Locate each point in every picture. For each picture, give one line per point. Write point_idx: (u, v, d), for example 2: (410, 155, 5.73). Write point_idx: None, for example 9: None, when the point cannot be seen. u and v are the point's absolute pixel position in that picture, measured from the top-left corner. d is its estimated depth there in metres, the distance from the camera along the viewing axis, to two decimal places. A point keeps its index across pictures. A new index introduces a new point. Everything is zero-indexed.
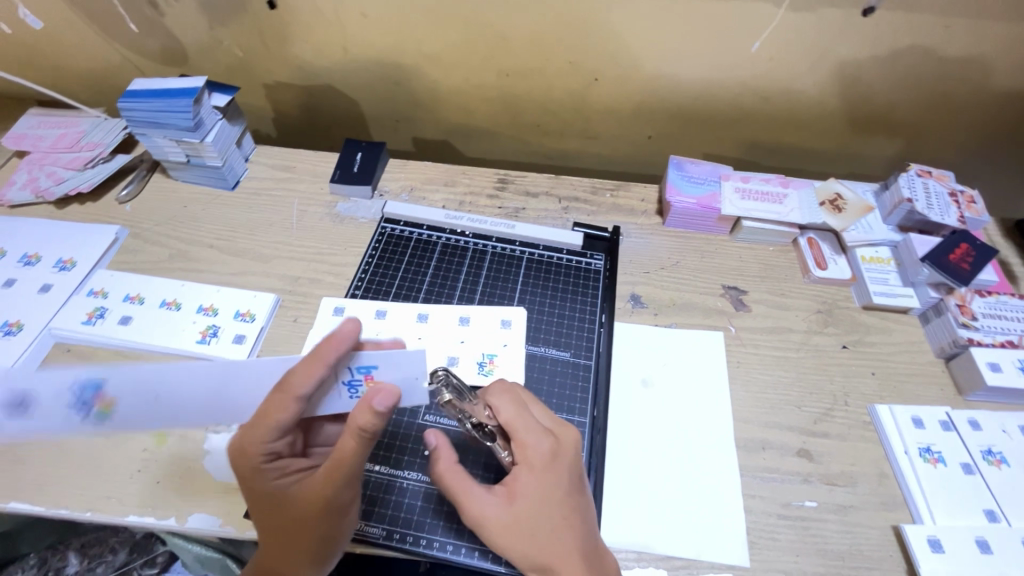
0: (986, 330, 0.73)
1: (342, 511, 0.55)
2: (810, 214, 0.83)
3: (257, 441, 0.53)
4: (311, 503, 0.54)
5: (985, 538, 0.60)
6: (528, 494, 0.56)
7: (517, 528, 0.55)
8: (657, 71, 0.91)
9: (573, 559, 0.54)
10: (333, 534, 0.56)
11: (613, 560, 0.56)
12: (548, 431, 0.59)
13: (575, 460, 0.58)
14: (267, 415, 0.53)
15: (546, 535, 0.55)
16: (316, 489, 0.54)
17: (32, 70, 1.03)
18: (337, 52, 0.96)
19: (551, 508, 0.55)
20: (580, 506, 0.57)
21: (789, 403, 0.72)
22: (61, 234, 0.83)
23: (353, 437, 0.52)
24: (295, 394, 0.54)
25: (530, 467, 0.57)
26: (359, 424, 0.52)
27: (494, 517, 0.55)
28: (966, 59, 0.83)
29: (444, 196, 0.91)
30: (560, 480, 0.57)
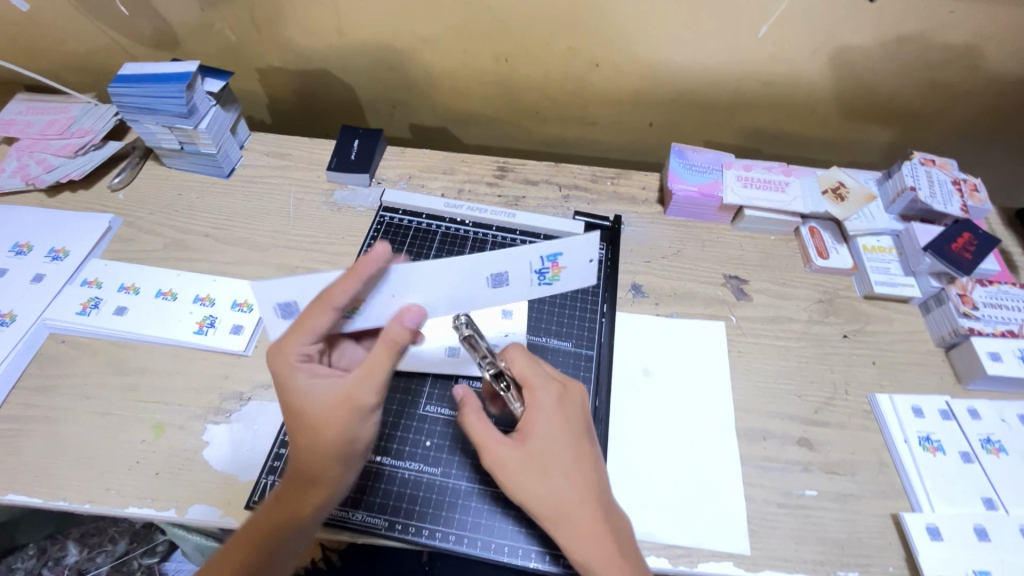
0: (986, 320, 0.73)
1: (364, 415, 0.54)
2: (812, 203, 0.82)
3: (294, 342, 0.54)
4: (336, 404, 0.53)
5: (983, 526, 0.61)
6: (541, 437, 0.56)
7: (533, 469, 0.54)
8: (659, 57, 0.89)
9: (585, 504, 0.53)
10: (356, 440, 0.54)
11: (627, 525, 0.55)
12: (557, 380, 0.59)
13: (582, 408, 0.58)
14: (306, 320, 0.54)
15: (559, 478, 0.54)
16: (344, 391, 0.53)
17: (19, 53, 1.01)
18: (333, 36, 0.94)
19: (562, 451, 0.55)
20: (590, 454, 0.56)
21: (790, 393, 0.72)
22: (53, 222, 0.81)
23: (388, 350, 0.54)
24: (333, 304, 0.53)
25: (540, 410, 0.57)
26: (394, 337, 0.54)
27: (512, 459, 0.55)
28: (970, 45, 0.82)
29: (443, 183, 0.90)
30: (570, 424, 0.57)
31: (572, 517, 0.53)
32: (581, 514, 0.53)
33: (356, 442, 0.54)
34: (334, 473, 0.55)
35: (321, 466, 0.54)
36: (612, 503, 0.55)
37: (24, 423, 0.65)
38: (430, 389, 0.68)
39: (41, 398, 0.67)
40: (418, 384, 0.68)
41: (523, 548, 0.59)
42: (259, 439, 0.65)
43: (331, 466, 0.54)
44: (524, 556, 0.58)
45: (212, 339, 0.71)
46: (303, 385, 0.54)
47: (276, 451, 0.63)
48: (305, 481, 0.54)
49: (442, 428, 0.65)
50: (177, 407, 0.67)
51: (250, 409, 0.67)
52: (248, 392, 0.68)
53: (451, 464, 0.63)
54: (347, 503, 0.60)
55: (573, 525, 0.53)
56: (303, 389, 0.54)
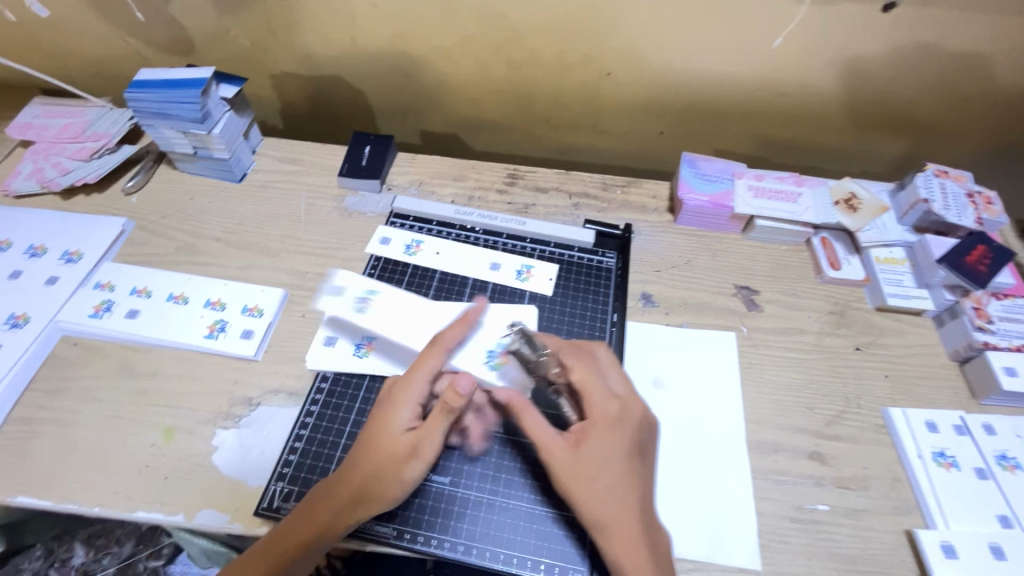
0: (1001, 334, 0.72)
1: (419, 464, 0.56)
2: (824, 214, 0.82)
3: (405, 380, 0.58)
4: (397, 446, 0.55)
5: (998, 544, 0.60)
6: (593, 448, 0.56)
7: (581, 477, 0.55)
8: (670, 66, 0.89)
9: (628, 518, 0.53)
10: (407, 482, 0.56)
11: (666, 539, 0.55)
12: (617, 397, 0.59)
13: (640, 426, 0.58)
14: (423, 358, 0.59)
15: (606, 490, 0.54)
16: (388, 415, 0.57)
17: (37, 57, 1.02)
18: (346, 43, 0.94)
19: (612, 465, 0.55)
20: (640, 473, 0.56)
21: (801, 406, 0.71)
22: (67, 225, 0.82)
23: (443, 413, 0.54)
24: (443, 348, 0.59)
25: (596, 423, 0.57)
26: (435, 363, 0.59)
27: (561, 458, 0.55)
28: (985, 57, 0.81)
29: (454, 190, 0.90)
30: (627, 442, 0.56)
31: (615, 527, 0.53)
32: (623, 525, 0.53)
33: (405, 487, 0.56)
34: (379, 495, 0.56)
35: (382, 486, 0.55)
36: (654, 518, 0.55)
37: (35, 424, 0.65)
38: None
39: (53, 400, 0.67)
40: None
41: (531, 559, 0.58)
42: (268, 443, 0.65)
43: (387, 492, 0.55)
44: (532, 567, 0.58)
45: (222, 344, 0.71)
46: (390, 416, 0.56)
47: (284, 457, 0.63)
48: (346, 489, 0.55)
49: (452, 437, 0.65)
50: (187, 411, 0.67)
51: (258, 414, 0.67)
52: (257, 396, 0.68)
53: (459, 473, 0.63)
54: None
55: (614, 536, 0.53)
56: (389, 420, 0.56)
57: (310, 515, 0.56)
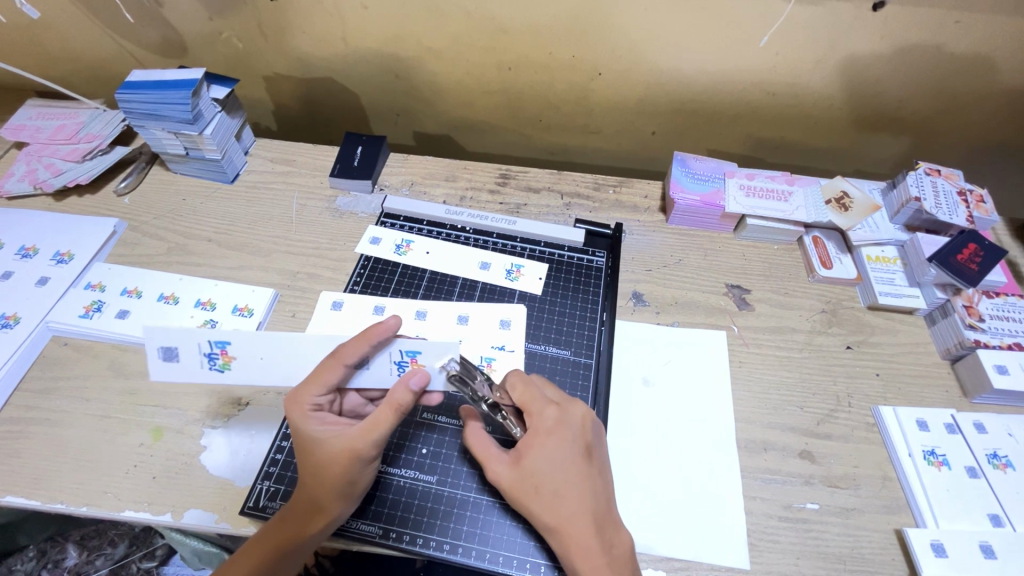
0: (992, 332, 0.72)
1: (363, 466, 0.56)
2: (815, 213, 0.81)
3: (307, 393, 0.57)
4: (336, 453, 0.55)
5: (988, 542, 0.59)
6: (536, 460, 0.56)
7: (527, 489, 0.56)
8: (661, 66, 0.90)
9: (580, 521, 0.54)
10: (357, 483, 0.57)
11: (624, 536, 0.56)
12: (552, 404, 0.59)
13: (582, 429, 0.58)
14: (320, 374, 0.57)
15: (554, 499, 0.55)
16: (347, 443, 0.55)
17: (32, 60, 1.03)
18: (338, 44, 0.94)
19: (556, 475, 0.56)
20: (588, 474, 0.57)
21: (792, 404, 0.71)
22: (59, 226, 0.82)
23: (393, 413, 0.55)
24: (342, 361, 0.57)
25: (537, 434, 0.57)
26: (398, 400, 0.55)
27: (505, 476, 0.57)
28: (976, 55, 0.81)
29: (445, 190, 0.90)
30: (571, 446, 0.57)
31: (567, 532, 0.54)
32: (575, 529, 0.54)
33: (357, 485, 0.57)
34: (334, 505, 0.56)
35: (328, 495, 0.55)
36: (610, 515, 0.56)
37: (24, 424, 0.65)
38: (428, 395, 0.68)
39: (42, 400, 0.67)
40: None
41: (518, 558, 0.58)
42: (258, 442, 0.65)
43: (337, 499, 0.56)
44: (518, 566, 0.58)
45: None
46: (314, 429, 0.57)
47: (272, 456, 0.63)
48: (305, 509, 0.56)
49: (439, 435, 0.65)
50: (176, 411, 0.67)
51: (247, 414, 0.67)
52: (246, 396, 0.68)
53: (447, 472, 0.63)
54: None
55: (568, 540, 0.54)
56: (313, 433, 0.56)
57: (274, 532, 0.56)
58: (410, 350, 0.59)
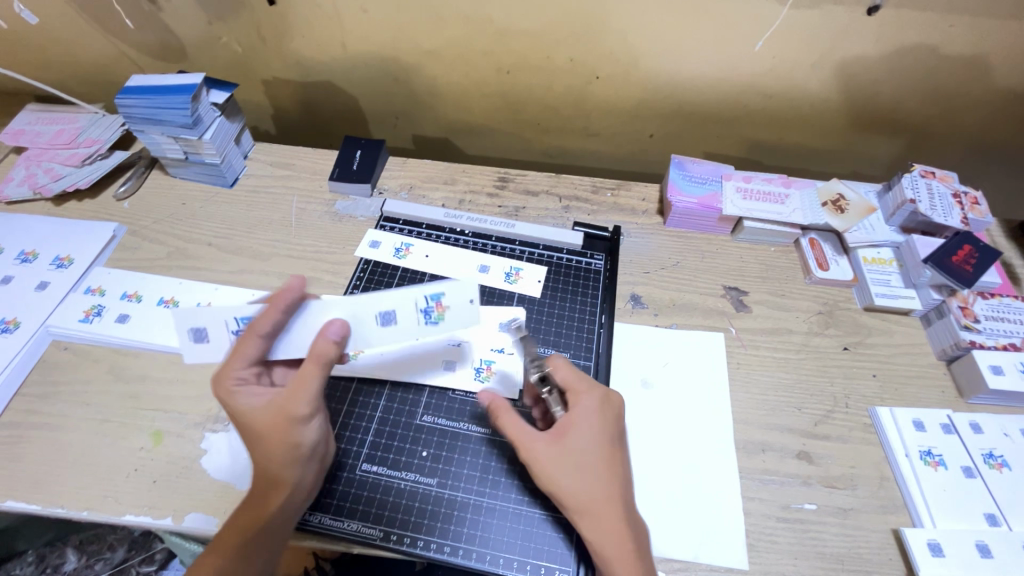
0: (988, 332, 0.72)
1: (301, 425, 0.55)
2: (812, 215, 0.82)
3: (230, 368, 0.57)
4: (269, 420, 0.55)
5: (985, 542, 0.60)
6: (578, 438, 0.57)
7: (566, 464, 0.56)
8: (658, 70, 0.90)
9: (612, 502, 0.54)
10: (302, 447, 0.55)
11: (645, 528, 0.56)
12: (602, 386, 0.60)
13: (620, 416, 0.59)
14: (238, 347, 0.57)
15: (590, 475, 0.55)
16: (278, 404, 0.55)
17: (31, 65, 1.03)
18: (336, 49, 0.95)
19: (596, 452, 0.56)
20: (620, 460, 0.57)
21: (790, 406, 0.71)
22: (58, 230, 0.82)
23: (318, 367, 0.55)
24: (255, 331, 0.57)
25: (585, 411, 0.58)
26: (319, 353, 0.55)
27: (547, 450, 0.57)
28: (969, 58, 0.82)
29: (444, 194, 0.91)
30: (605, 428, 0.58)
31: (598, 511, 0.54)
32: (607, 509, 0.54)
33: (302, 448, 0.55)
34: (286, 475, 0.55)
35: (277, 468, 0.55)
36: (634, 504, 0.56)
37: (25, 429, 0.65)
38: (428, 398, 0.68)
39: (42, 405, 0.67)
40: (416, 394, 0.69)
41: (518, 560, 0.59)
42: None
43: (287, 469, 0.55)
44: (518, 568, 0.58)
45: None
46: (242, 403, 0.56)
47: None
48: (260, 486, 0.55)
49: (439, 437, 0.66)
50: (176, 415, 0.67)
51: None
52: None
53: (446, 474, 0.63)
54: (342, 514, 0.60)
55: (598, 519, 0.54)
56: (241, 407, 0.56)
57: (239, 522, 0.55)
58: (432, 295, 0.60)
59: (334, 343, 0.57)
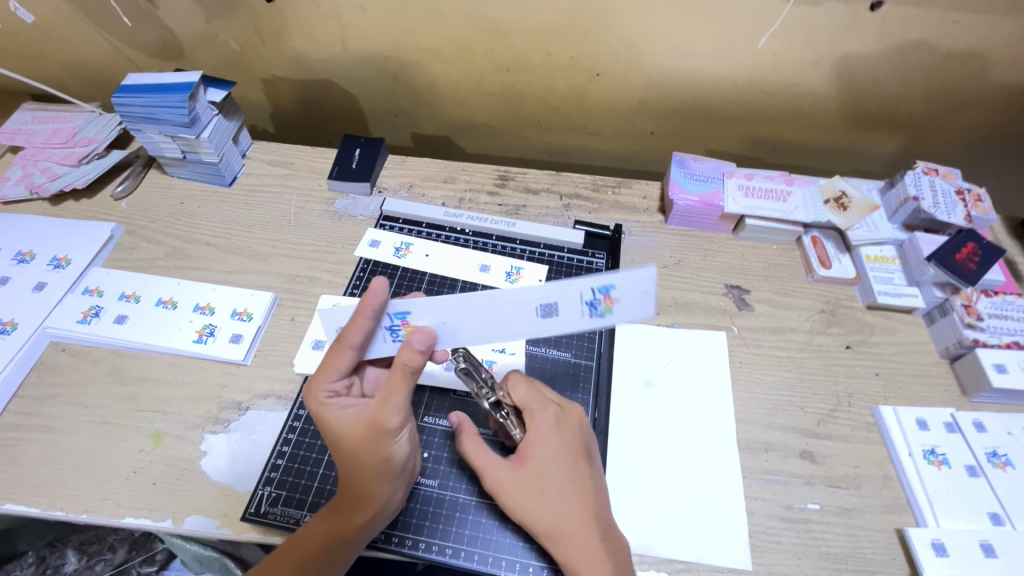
0: (991, 331, 0.72)
1: (393, 438, 0.54)
2: (815, 213, 0.81)
3: (322, 381, 0.55)
4: (363, 430, 0.54)
5: (989, 541, 0.60)
6: (538, 460, 0.57)
7: (531, 491, 0.56)
8: (659, 67, 0.90)
9: (580, 522, 0.55)
10: (392, 461, 0.55)
11: (623, 540, 0.56)
12: (555, 404, 0.61)
13: (582, 431, 0.59)
14: (330, 361, 0.55)
15: (555, 498, 0.56)
16: (368, 416, 0.54)
17: (26, 63, 1.02)
18: (335, 46, 0.94)
19: (559, 475, 0.57)
20: (587, 476, 0.57)
21: (792, 405, 0.71)
22: (55, 230, 0.82)
23: (404, 374, 0.53)
24: (348, 344, 0.53)
25: (539, 434, 0.58)
26: (405, 362, 0.52)
27: (508, 479, 0.57)
28: (973, 54, 0.82)
29: (444, 192, 0.90)
30: (565, 447, 0.58)
31: (568, 535, 0.54)
32: (574, 529, 0.54)
33: (393, 462, 0.55)
34: (376, 492, 0.55)
35: (366, 484, 0.54)
36: (609, 518, 0.56)
37: (23, 431, 0.65)
38: (429, 399, 0.68)
39: (40, 407, 0.67)
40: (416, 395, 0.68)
41: (519, 562, 0.58)
42: (258, 447, 0.65)
43: (377, 484, 0.55)
44: (520, 570, 0.58)
45: (211, 348, 0.71)
46: (335, 415, 0.55)
47: (272, 462, 0.63)
48: (350, 500, 0.55)
49: (441, 439, 0.65)
50: (176, 417, 0.66)
51: (247, 419, 0.67)
52: (246, 401, 0.68)
53: (447, 476, 0.63)
54: None
55: (570, 543, 0.54)
56: (335, 419, 0.55)
57: (318, 532, 0.55)
58: (398, 312, 0.53)
59: (419, 352, 0.52)
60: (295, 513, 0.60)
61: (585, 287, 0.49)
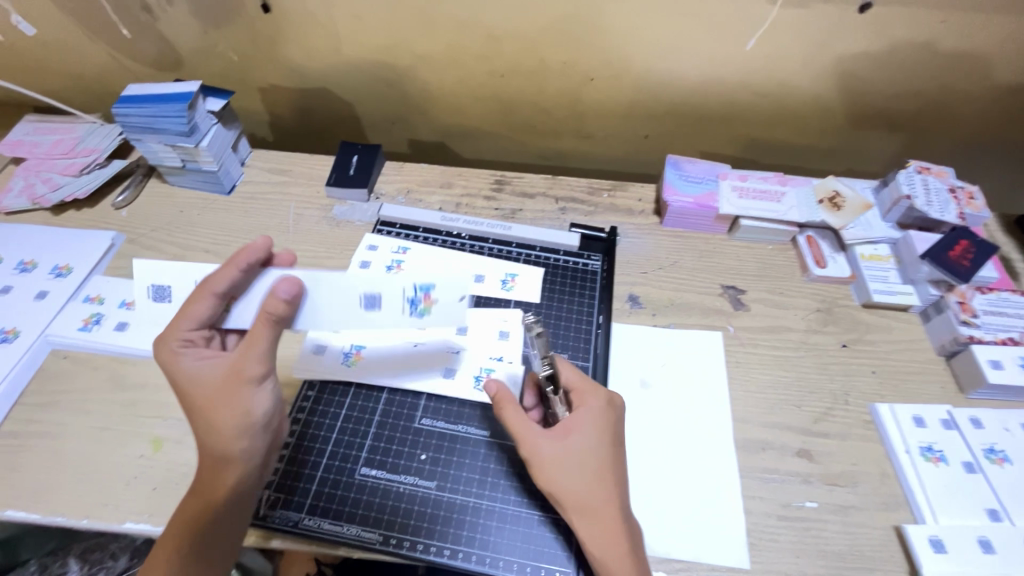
0: (986, 327, 0.72)
1: (254, 388, 0.55)
2: (808, 213, 0.82)
3: (176, 330, 0.57)
4: (220, 378, 0.55)
5: (987, 537, 0.60)
6: (581, 438, 0.57)
7: (568, 464, 0.55)
8: (652, 71, 0.91)
9: (610, 505, 0.54)
10: (250, 427, 0.55)
11: (639, 530, 0.56)
12: (601, 389, 0.61)
13: (620, 420, 0.60)
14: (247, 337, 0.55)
15: (591, 477, 0.55)
16: (225, 371, 0.55)
17: (29, 77, 1.04)
18: (332, 56, 0.96)
19: (599, 453, 0.56)
20: (621, 464, 0.57)
21: (789, 404, 0.71)
22: (57, 240, 0.83)
23: (266, 324, 0.54)
24: (265, 313, 0.54)
25: (585, 412, 0.58)
26: (268, 309, 0.54)
27: (549, 449, 0.56)
28: (962, 54, 0.82)
29: (441, 198, 0.91)
30: (602, 433, 0.57)
31: (597, 515, 0.54)
32: (604, 512, 0.54)
33: (248, 417, 0.55)
34: (236, 453, 0.55)
35: (230, 448, 0.55)
36: (631, 510, 0.56)
37: (25, 438, 0.66)
38: (426, 402, 0.68)
39: (42, 413, 0.68)
40: (413, 400, 0.68)
41: (517, 562, 0.58)
42: None
43: (231, 448, 0.55)
44: (518, 570, 0.58)
45: None
46: (185, 366, 0.56)
47: (271, 465, 0.63)
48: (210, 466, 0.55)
49: (438, 441, 0.65)
50: (176, 422, 0.67)
51: None
52: None
53: (445, 477, 0.63)
54: (341, 518, 0.60)
55: (598, 521, 0.54)
56: (186, 368, 0.56)
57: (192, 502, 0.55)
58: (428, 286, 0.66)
59: (285, 301, 0.54)
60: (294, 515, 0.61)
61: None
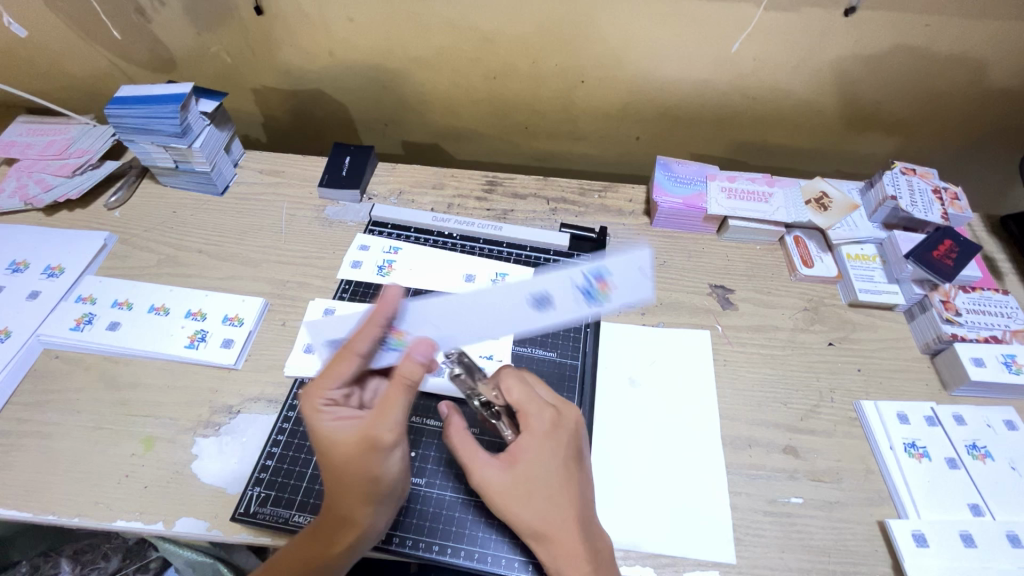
0: (969, 325, 0.73)
1: (385, 453, 0.54)
2: (796, 213, 0.83)
3: (323, 388, 0.55)
4: (357, 443, 0.53)
5: (969, 532, 0.61)
6: (529, 464, 0.57)
7: (520, 493, 0.56)
8: (642, 73, 0.92)
9: (566, 527, 0.55)
10: (380, 480, 0.54)
11: (607, 541, 0.56)
12: (550, 404, 0.60)
13: (575, 433, 0.59)
14: (333, 366, 0.56)
15: (543, 503, 0.55)
16: (363, 429, 0.53)
17: (22, 78, 1.04)
18: (325, 58, 0.96)
19: (548, 477, 0.56)
20: (578, 480, 0.57)
21: (776, 401, 0.72)
22: (49, 241, 0.83)
23: (402, 387, 0.54)
24: (356, 351, 0.56)
25: (532, 434, 0.58)
26: (405, 374, 0.54)
27: (496, 480, 0.56)
28: (947, 57, 0.84)
29: (433, 198, 0.92)
30: (555, 453, 0.57)
31: (555, 539, 0.55)
32: (561, 534, 0.54)
33: (381, 481, 0.54)
34: (360, 515, 0.55)
35: (350, 508, 0.54)
36: (595, 523, 0.57)
37: (16, 437, 0.66)
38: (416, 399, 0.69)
39: (34, 413, 0.68)
40: None
41: (506, 557, 0.59)
42: (249, 450, 0.65)
43: (362, 508, 0.54)
44: (506, 565, 0.59)
45: (203, 353, 0.72)
46: (329, 427, 0.54)
47: (262, 463, 0.64)
48: (334, 525, 0.55)
49: (426, 439, 0.66)
50: (168, 421, 0.67)
51: (238, 422, 0.68)
52: (237, 405, 0.69)
53: (434, 474, 0.64)
54: None
55: (556, 546, 0.55)
56: (328, 430, 0.54)
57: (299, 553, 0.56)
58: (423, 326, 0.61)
59: (420, 364, 0.55)
60: (284, 512, 0.61)
61: (577, 273, 0.64)
